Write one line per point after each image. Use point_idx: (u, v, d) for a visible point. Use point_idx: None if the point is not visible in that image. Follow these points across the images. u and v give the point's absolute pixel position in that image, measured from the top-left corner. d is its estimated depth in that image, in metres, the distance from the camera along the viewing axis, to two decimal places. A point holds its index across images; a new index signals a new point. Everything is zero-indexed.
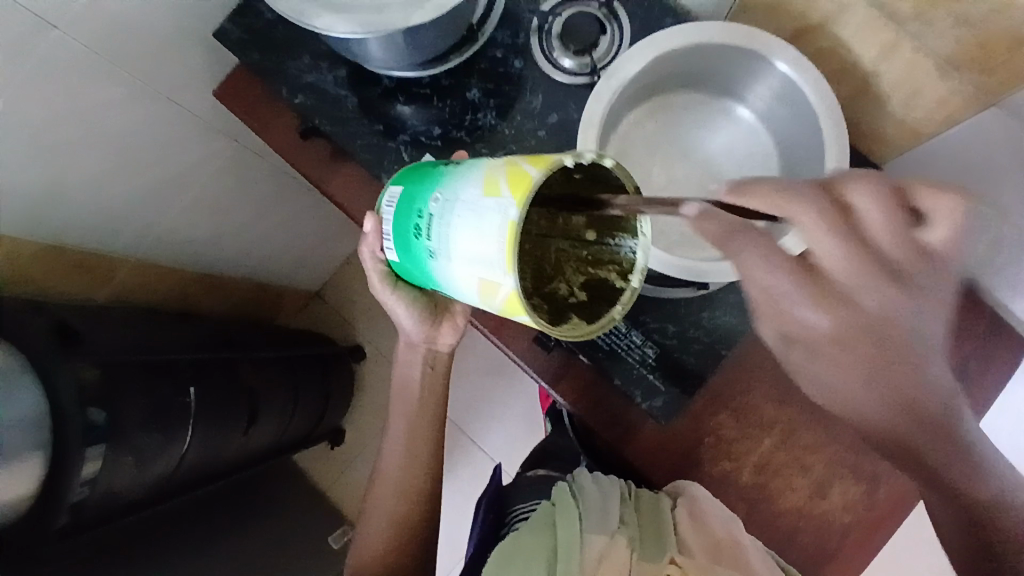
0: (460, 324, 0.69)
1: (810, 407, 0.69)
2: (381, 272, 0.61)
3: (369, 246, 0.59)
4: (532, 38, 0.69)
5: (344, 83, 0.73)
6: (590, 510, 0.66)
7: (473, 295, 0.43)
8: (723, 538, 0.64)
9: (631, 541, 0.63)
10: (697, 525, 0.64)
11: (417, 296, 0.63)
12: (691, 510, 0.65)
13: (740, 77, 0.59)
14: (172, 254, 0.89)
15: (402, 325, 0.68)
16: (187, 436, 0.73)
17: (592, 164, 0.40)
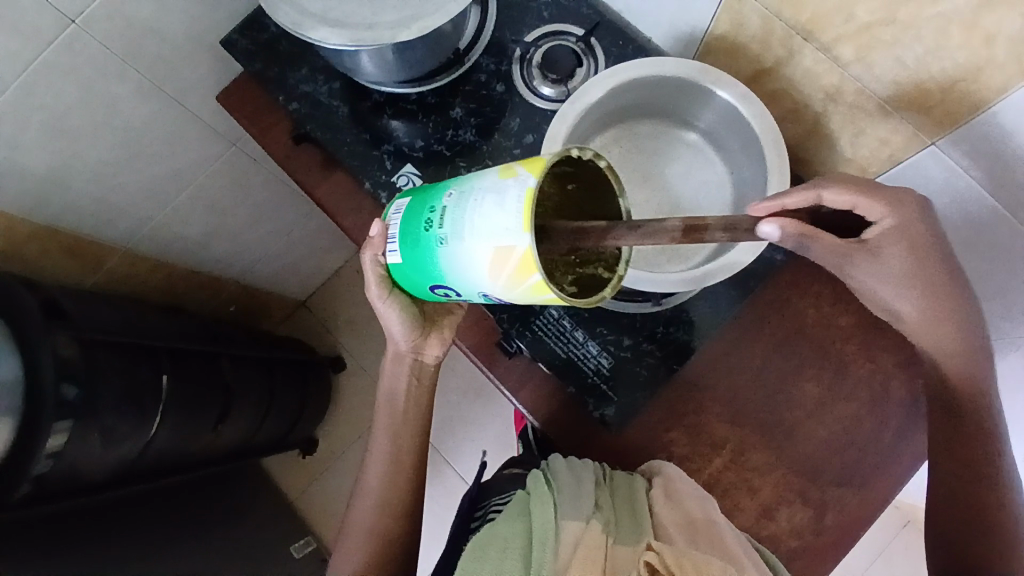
0: (448, 338, 0.66)
1: (761, 429, 0.67)
2: (380, 277, 0.57)
3: (371, 248, 0.55)
4: (514, 66, 0.69)
5: (338, 95, 0.71)
6: (564, 498, 0.56)
7: (479, 275, 0.43)
8: (699, 517, 0.56)
9: (608, 527, 0.54)
10: (670, 503, 0.58)
11: (410, 304, 0.60)
12: (666, 488, 0.60)
13: (696, 108, 0.61)
14: (163, 249, 0.94)
15: (392, 335, 0.64)
16: (158, 420, 0.77)
17: (582, 167, 0.44)
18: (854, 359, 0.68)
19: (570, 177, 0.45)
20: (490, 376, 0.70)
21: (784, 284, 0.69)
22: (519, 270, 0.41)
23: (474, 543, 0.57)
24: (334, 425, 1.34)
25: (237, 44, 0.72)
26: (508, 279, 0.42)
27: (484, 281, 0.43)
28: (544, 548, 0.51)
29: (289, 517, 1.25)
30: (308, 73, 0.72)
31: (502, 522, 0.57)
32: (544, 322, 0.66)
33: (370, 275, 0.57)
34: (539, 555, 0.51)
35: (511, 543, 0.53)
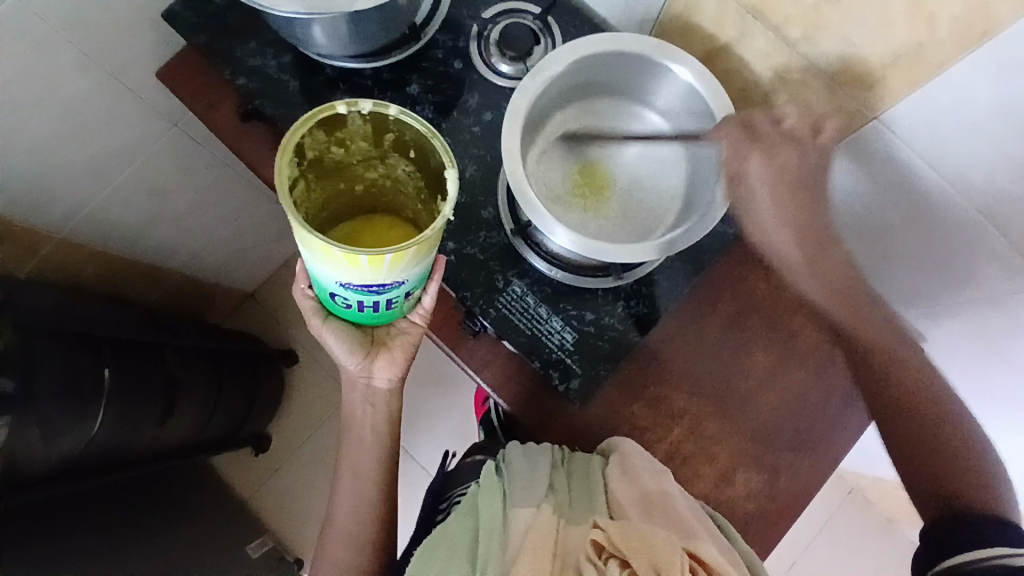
0: (399, 357, 0.58)
1: (718, 398, 0.70)
2: (313, 305, 0.54)
3: (297, 280, 0.55)
4: (471, 44, 0.69)
5: (289, 69, 0.69)
6: (515, 488, 0.55)
7: (331, 273, 0.43)
8: (654, 491, 0.56)
9: (560, 511, 0.52)
10: (625, 477, 0.57)
11: (349, 325, 0.54)
12: (621, 465, 0.58)
13: (653, 87, 0.62)
14: (98, 236, 0.87)
15: (339, 360, 0.57)
16: (99, 416, 0.73)
17: (377, 121, 0.43)
18: (802, 330, 0.71)
19: (402, 144, 0.45)
20: (454, 358, 0.69)
21: (737, 260, 0.72)
22: (336, 255, 0.40)
23: (430, 543, 0.55)
24: (286, 420, 1.30)
25: (180, 16, 0.69)
26: (342, 267, 0.41)
27: (338, 277, 0.43)
28: (491, 543, 0.50)
29: (243, 517, 1.20)
30: (257, 47, 0.69)
31: (455, 518, 0.55)
32: (508, 299, 0.66)
33: (302, 306, 0.55)
34: (490, 551, 0.49)
35: (459, 544, 0.52)
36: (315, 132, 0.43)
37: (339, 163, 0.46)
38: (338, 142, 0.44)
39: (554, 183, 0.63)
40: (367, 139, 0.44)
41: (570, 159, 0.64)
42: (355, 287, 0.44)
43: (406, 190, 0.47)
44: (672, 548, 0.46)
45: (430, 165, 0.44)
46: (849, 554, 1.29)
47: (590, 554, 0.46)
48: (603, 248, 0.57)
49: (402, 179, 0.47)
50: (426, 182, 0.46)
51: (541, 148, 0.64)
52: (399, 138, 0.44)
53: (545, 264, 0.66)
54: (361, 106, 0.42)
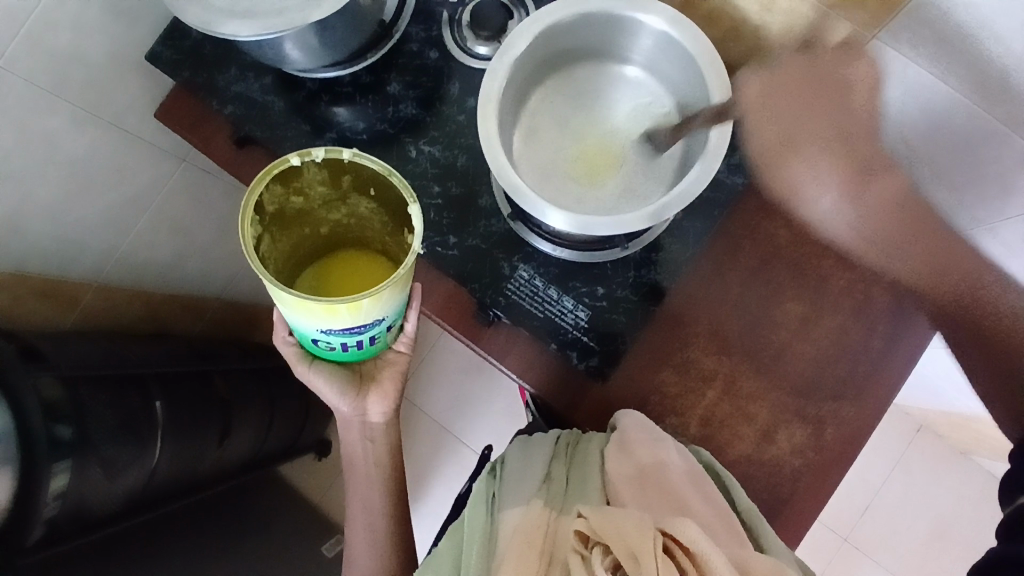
0: (388, 391, 0.62)
1: (749, 355, 0.67)
2: (296, 352, 0.59)
3: (277, 330, 0.59)
4: (444, 30, 0.68)
5: (271, 89, 0.70)
6: (506, 492, 0.56)
7: (311, 323, 0.45)
8: (649, 465, 0.56)
9: (552, 502, 0.53)
10: (622, 454, 0.57)
11: (335, 368, 0.59)
12: (619, 443, 0.58)
13: (631, 43, 0.59)
14: (134, 278, 0.92)
15: (331, 401, 0.62)
16: (158, 448, 0.78)
17: (333, 165, 0.45)
18: (833, 273, 0.68)
19: (361, 183, 0.46)
20: (476, 350, 0.67)
21: (753, 209, 0.68)
22: (313, 309, 0.42)
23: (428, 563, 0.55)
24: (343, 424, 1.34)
25: (163, 55, 0.71)
26: (321, 317, 0.43)
27: (318, 326, 0.45)
28: (473, 550, 0.50)
29: (316, 520, 1.25)
30: (237, 72, 0.70)
31: (449, 534, 0.56)
32: (516, 285, 0.65)
33: (288, 355, 0.59)
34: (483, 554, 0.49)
35: (446, 558, 0.52)
36: (272, 188, 0.44)
37: (301, 210, 0.48)
38: (296, 190, 0.46)
39: (543, 162, 0.61)
40: (325, 183, 0.46)
41: (556, 134, 0.62)
42: (339, 332, 0.46)
43: (372, 223, 0.49)
44: (644, 529, 0.44)
45: (391, 200, 0.46)
46: (927, 489, 1.25)
47: (576, 544, 0.46)
48: (596, 226, 0.55)
49: (367, 214, 0.49)
50: (389, 216, 0.47)
51: (525, 128, 0.62)
52: (355, 176, 0.46)
53: (549, 245, 0.65)
54: (314, 154, 0.43)
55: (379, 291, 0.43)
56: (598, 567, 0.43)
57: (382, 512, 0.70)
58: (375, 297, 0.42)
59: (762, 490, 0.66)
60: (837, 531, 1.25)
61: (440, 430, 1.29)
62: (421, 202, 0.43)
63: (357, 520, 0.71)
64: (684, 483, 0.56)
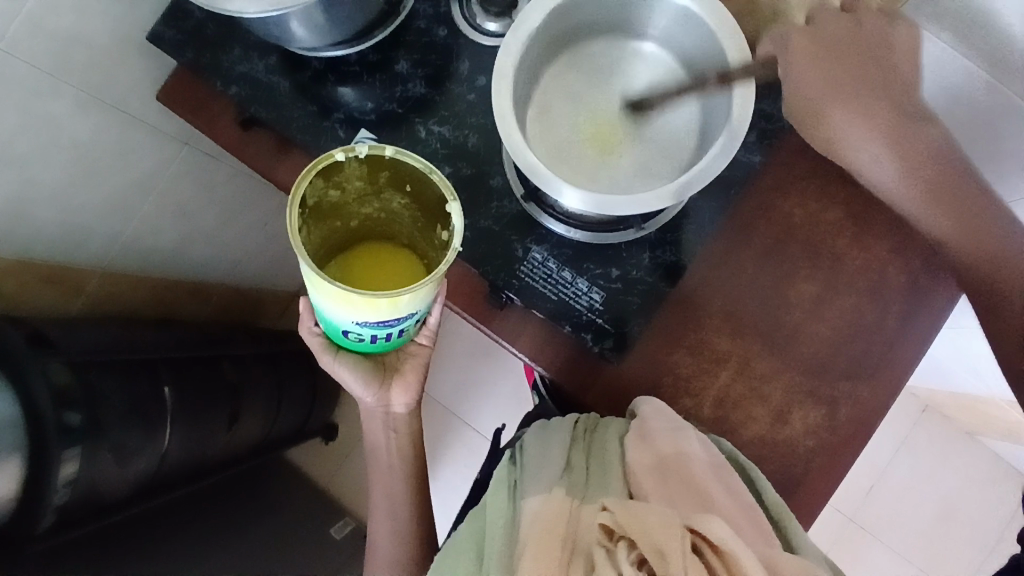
0: (412, 383, 0.63)
1: (764, 336, 0.67)
2: (322, 343, 0.58)
3: (303, 320, 0.57)
4: (453, 6, 0.66)
5: (276, 69, 0.68)
6: (525, 477, 0.56)
7: (347, 314, 0.44)
8: (670, 453, 0.57)
9: (574, 490, 0.53)
10: (642, 443, 0.57)
11: (361, 359, 0.58)
12: (641, 430, 0.58)
13: (647, 17, 0.58)
14: (138, 266, 0.92)
15: (354, 391, 0.62)
16: (166, 432, 0.78)
17: (375, 161, 0.45)
18: (847, 253, 0.67)
19: (399, 179, 0.46)
20: (488, 333, 0.67)
21: (767, 189, 0.67)
22: (349, 297, 0.42)
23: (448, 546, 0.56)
24: (349, 409, 1.33)
25: (164, 34, 0.69)
26: (356, 306, 0.43)
27: (354, 317, 0.44)
28: (496, 539, 0.51)
29: (325, 503, 1.25)
30: (241, 52, 0.69)
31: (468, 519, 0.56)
32: (530, 267, 0.64)
33: (313, 346, 0.58)
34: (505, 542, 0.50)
35: (466, 544, 0.53)
36: (315, 182, 0.44)
37: (335, 206, 0.47)
38: (336, 185, 0.46)
39: (558, 141, 0.60)
40: (364, 178, 0.46)
41: (571, 112, 0.61)
42: (372, 324, 0.46)
43: (405, 221, 0.49)
44: (670, 528, 0.46)
45: (428, 197, 0.46)
46: (932, 469, 1.26)
47: (601, 538, 0.48)
48: (621, 206, 0.53)
49: (400, 212, 0.48)
50: (423, 213, 0.47)
51: (539, 106, 0.60)
52: (394, 172, 0.45)
53: (563, 226, 0.63)
54: (358, 150, 0.43)
55: (419, 284, 0.42)
56: (624, 560, 0.45)
57: (395, 495, 0.70)
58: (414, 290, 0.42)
59: (775, 469, 0.66)
60: (843, 511, 1.26)
61: (446, 414, 1.30)
62: (461, 199, 0.43)
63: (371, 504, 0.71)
64: (707, 475, 0.56)
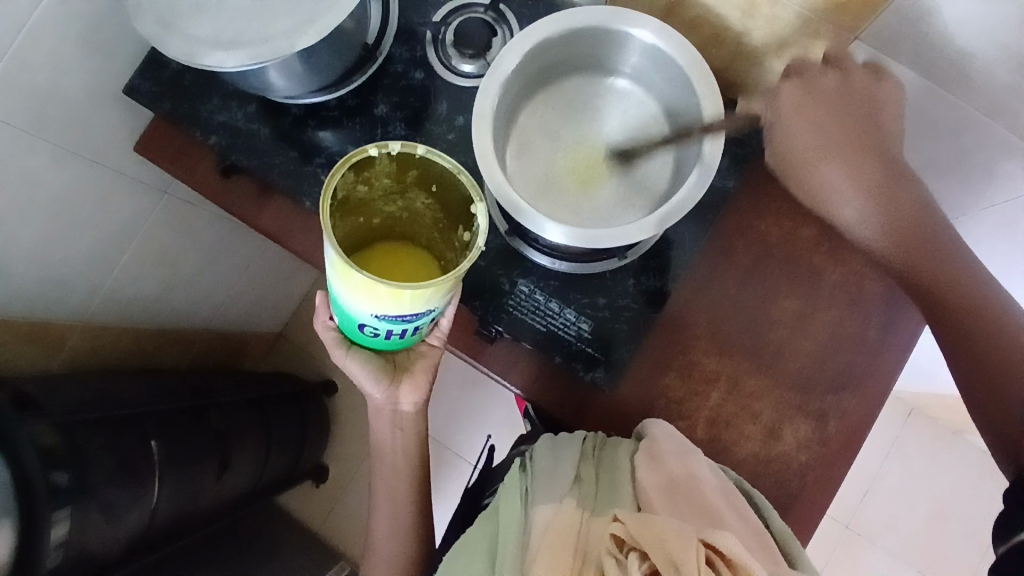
0: (421, 383, 0.62)
1: (751, 354, 0.68)
2: (335, 337, 0.58)
3: (318, 313, 0.58)
4: (429, 50, 0.68)
5: (255, 117, 0.69)
6: (536, 490, 0.57)
7: (365, 305, 0.44)
8: (679, 475, 0.57)
9: (584, 504, 0.55)
10: (652, 463, 0.58)
11: (374, 359, 0.58)
12: (650, 450, 0.59)
13: (619, 55, 0.60)
14: (120, 317, 0.91)
15: (366, 390, 0.62)
16: (156, 486, 0.77)
17: (406, 159, 0.44)
18: (825, 268, 0.69)
19: (426, 178, 0.45)
20: (479, 366, 0.69)
21: (743, 211, 0.69)
22: (373, 289, 0.42)
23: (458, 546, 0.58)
24: (341, 447, 1.31)
25: (142, 88, 0.70)
26: (378, 298, 0.43)
27: (372, 309, 0.44)
28: (509, 546, 0.52)
29: (318, 546, 1.23)
30: (220, 101, 0.69)
31: (478, 525, 0.58)
32: (518, 300, 0.65)
33: (327, 341, 0.58)
34: (516, 556, 0.51)
35: (479, 548, 0.55)
36: (345, 176, 0.43)
37: (360, 201, 0.46)
38: (364, 180, 0.45)
39: (538, 176, 0.61)
40: (391, 174, 0.45)
41: (549, 148, 0.62)
42: (390, 318, 0.45)
43: (425, 220, 0.49)
44: (685, 540, 0.46)
45: (455, 197, 0.45)
46: (921, 471, 1.27)
47: (611, 548, 0.48)
48: (604, 239, 0.55)
49: (422, 210, 0.48)
50: (446, 214, 0.47)
51: (518, 143, 0.62)
52: (423, 171, 0.45)
53: (548, 258, 0.64)
54: (390, 148, 0.42)
55: (443, 281, 0.41)
56: (633, 568, 0.46)
57: (395, 535, 0.69)
58: (437, 286, 0.41)
59: (770, 485, 0.67)
60: (838, 518, 1.27)
61: (439, 447, 1.29)
62: (491, 202, 0.42)
63: (371, 546, 0.70)
64: (716, 498, 0.57)
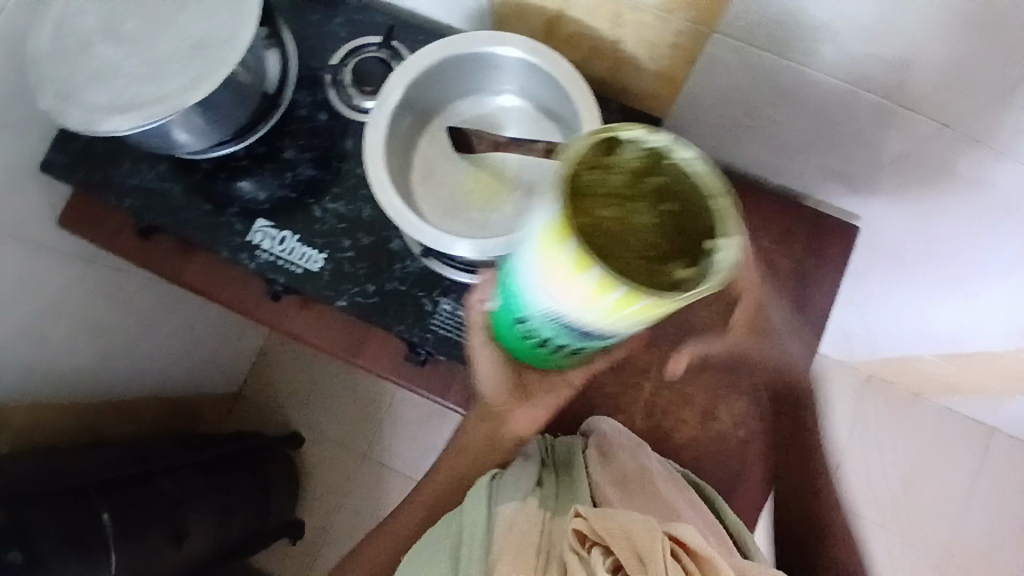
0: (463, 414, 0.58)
1: (677, 342, 0.70)
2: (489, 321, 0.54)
3: (478, 291, 0.53)
4: (329, 91, 0.70)
5: (168, 176, 0.70)
6: (501, 488, 0.56)
7: (550, 297, 0.38)
8: (632, 470, 0.59)
9: (545, 503, 0.54)
10: (604, 462, 0.59)
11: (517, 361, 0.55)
12: (601, 449, 0.61)
13: (503, 75, 0.63)
14: (62, 391, 0.90)
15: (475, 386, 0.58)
16: (111, 559, 0.78)
17: (654, 155, 0.36)
18: None
19: (660, 190, 0.36)
20: (416, 389, 0.70)
21: None
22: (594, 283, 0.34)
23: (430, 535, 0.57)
24: (312, 499, 1.28)
25: (58, 164, 0.71)
26: (583, 298, 0.36)
27: (567, 309, 0.38)
28: (472, 543, 0.50)
29: None
30: (132, 165, 0.71)
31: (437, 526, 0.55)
32: (441, 318, 0.66)
33: (476, 319, 0.54)
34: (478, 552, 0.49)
35: (440, 553, 0.52)
36: (588, 154, 0.35)
37: (577, 202, 0.35)
38: (598, 170, 0.35)
39: (443, 198, 0.64)
40: (626, 171, 0.36)
41: (452, 170, 0.65)
42: (567, 324, 0.40)
43: (640, 239, 0.36)
44: (650, 531, 0.46)
45: (677, 224, 0.35)
46: (888, 439, 1.30)
47: (575, 544, 0.47)
48: (504, 250, 0.56)
49: (640, 226, 0.36)
50: (672, 231, 0.35)
51: (421, 169, 0.65)
52: (671, 182, 0.35)
53: (468, 274, 0.66)
54: (653, 138, 0.35)
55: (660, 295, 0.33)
56: (600, 566, 0.45)
57: None
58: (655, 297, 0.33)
59: (713, 466, 0.69)
60: None
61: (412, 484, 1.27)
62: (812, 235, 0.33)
63: None
64: (667, 488, 0.58)
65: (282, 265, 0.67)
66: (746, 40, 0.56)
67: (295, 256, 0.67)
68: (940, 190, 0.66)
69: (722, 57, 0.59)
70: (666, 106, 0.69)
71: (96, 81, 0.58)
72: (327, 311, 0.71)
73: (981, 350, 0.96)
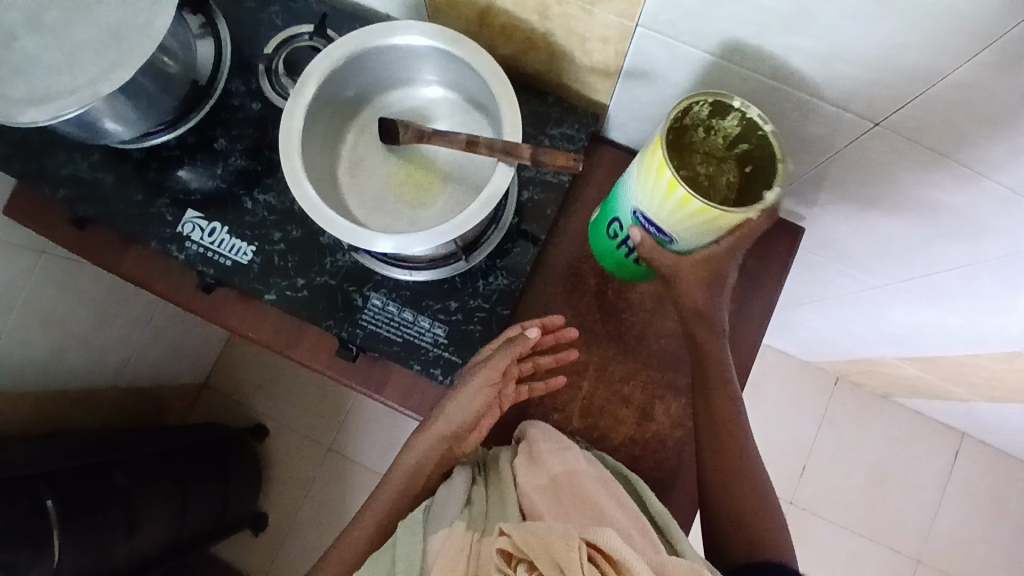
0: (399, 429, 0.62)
1: (612, 340, 0.69)
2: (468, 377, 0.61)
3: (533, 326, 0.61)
4: (262, 82, 0.69)
5: (100, 166, 0.69)
6: (434, 513, 0.56)
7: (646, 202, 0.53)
8: (560, 472, 0.57)
9: (473, 524, 0.54)
10: (532, 465, 0.58)
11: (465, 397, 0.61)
12: (529, 452, 0.59)
13: (428, 65, 0.61)
14: (17, 379, 0.89)
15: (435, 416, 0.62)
16: (57, 548, 0.78)
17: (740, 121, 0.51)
18: None
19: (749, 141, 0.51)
20: (350, 385, 0.69)
21: (588, 202, 0.71)
22: (679, 199, 0.50)
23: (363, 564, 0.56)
24: (277, 490, 1.28)
25: None
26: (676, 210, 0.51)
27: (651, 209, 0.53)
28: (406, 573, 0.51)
29: None
30: (65, 155, 0.70)
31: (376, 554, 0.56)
32: (371, 313, 0.65)
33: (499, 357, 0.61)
34: None
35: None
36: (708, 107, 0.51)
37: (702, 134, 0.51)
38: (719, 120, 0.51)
39: (369, 194, 0.63)
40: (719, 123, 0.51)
41: (379, 165, 0.64)
42: (649, 221, 0.55)
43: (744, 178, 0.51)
44: (568, 539, 0.46)
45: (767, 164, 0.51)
46: (856, 439, 1.29)
47: (501, 564, 0.48)
48: (424, 246, 0.55)
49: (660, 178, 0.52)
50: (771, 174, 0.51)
51: (347, 164, 0.64)
52: (752, 153, 0.52)
53: (399, 270, 0.65)
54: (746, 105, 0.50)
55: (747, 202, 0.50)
56: None
57: None
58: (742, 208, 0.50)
59: (649, 467, 0.68)
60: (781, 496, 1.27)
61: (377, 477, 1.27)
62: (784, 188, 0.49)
63: None
64: (599, 487, 0.56)
65: (211, 257, 0.66)
66: (670, 34, 0.55)
67: (224, 248, 0.66)
68: (878, 191, 0.65)
69: (650, 51, 0.58)
70: (601, 100, 0.68)
71: (7, 69, 0.57)
72: (262, 305, 0.70)
73: (939, 352, 0.95)
